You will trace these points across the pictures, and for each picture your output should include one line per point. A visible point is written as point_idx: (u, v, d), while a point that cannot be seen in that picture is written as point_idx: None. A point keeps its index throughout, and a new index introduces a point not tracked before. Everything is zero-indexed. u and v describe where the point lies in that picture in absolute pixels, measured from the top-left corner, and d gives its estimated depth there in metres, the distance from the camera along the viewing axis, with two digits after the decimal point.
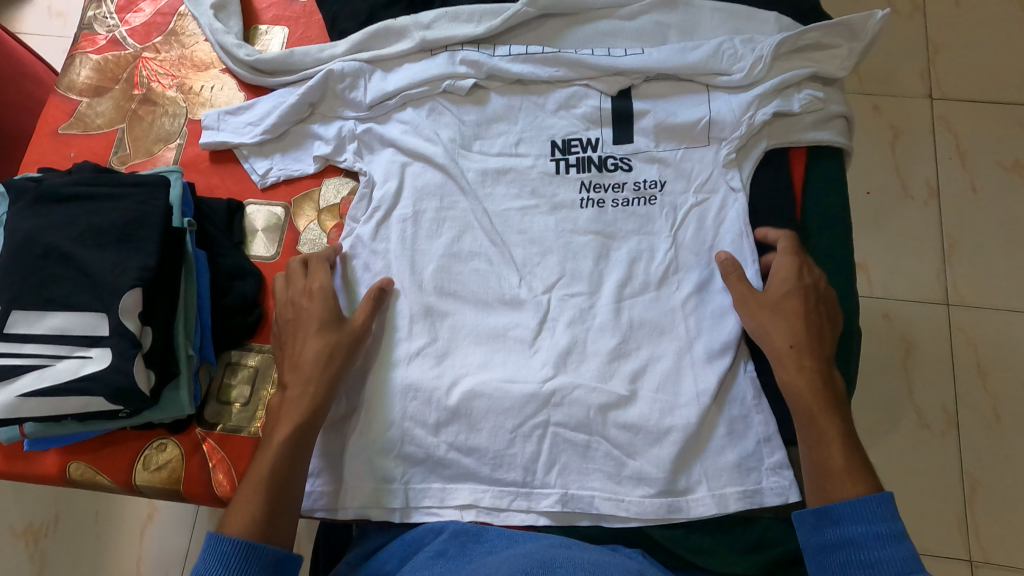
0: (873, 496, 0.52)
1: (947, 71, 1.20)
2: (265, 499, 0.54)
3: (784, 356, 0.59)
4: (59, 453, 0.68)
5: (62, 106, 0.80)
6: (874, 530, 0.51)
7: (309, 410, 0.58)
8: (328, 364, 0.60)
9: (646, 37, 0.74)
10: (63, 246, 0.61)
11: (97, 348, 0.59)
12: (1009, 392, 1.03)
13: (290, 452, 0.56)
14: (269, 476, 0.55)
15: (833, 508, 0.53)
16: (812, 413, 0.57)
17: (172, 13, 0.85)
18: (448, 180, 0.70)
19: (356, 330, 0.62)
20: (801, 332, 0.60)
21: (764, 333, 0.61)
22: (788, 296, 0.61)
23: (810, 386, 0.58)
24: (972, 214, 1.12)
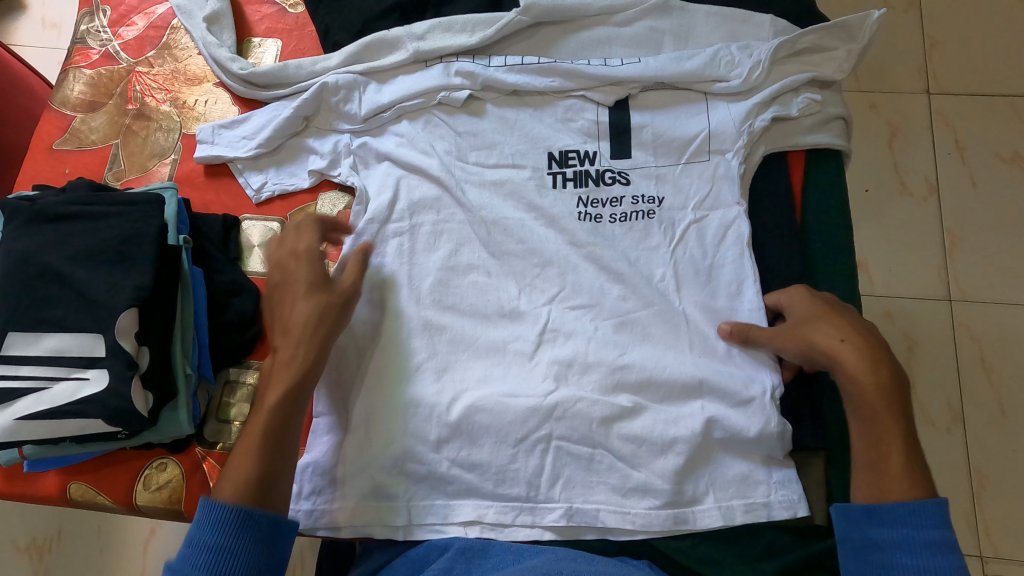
0: (928, 502, 0.52)
1: (944, 66, 1.19)
2: (260, 463, 0.54)
3: (836, 353, 0.57)
4: (59, 473, 0.67)
5: (56, 122, 0.80)
6: (928, 537, 0.51)
7: (298, 371, 0.57)
8: (315, 326, 0.59)
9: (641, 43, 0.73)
10: (58, 267, 0.60)
11: (93, 369, 0.58)
12: (1014, 387, 1.02)
13: (280, 415, 0.56)
14: (261, 440, 0.54)
15: (886, 509, 0.52)
16: (874, 409, 0.55)
17: (165, 26, 0.84)
18: (444, 194, 0.69)
19: (345, 289, 0.61)
20: (849, 329, 0.58)
21: (809, 340, 0.58)
22: (815, 311, 0.60)
23: (879, 387, 0.55)
24: (971, 209, 1.11)
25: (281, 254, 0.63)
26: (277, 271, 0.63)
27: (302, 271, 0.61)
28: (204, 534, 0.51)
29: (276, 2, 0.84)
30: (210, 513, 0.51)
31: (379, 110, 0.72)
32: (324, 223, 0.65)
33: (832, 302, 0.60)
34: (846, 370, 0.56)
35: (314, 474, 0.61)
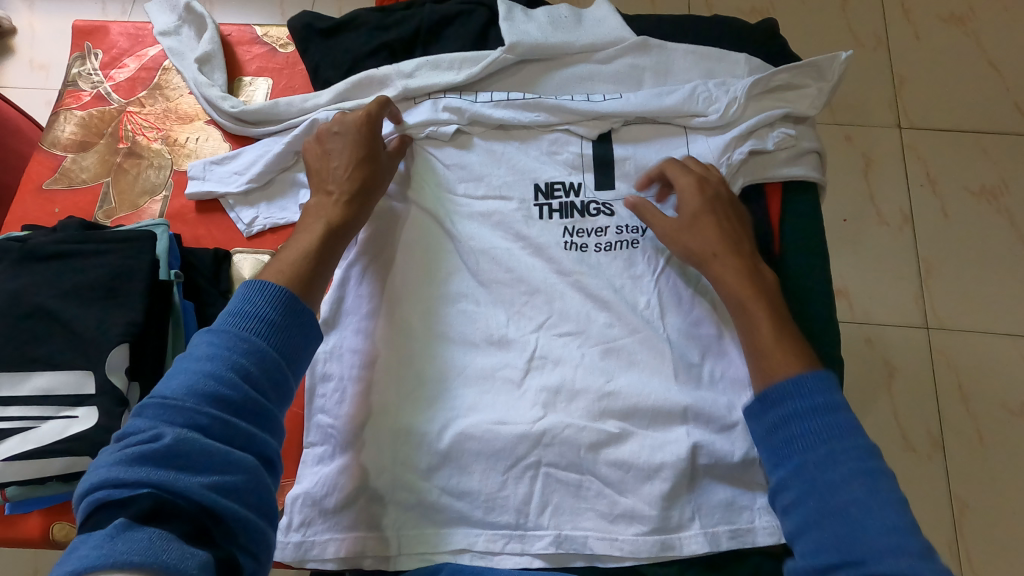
0: (806, 374, 0.56)
1: (914, 101, 1.24)
2: (309, 268, 0.58)
3: (710, 263, 0.64)
4: (41, 514, 0.66)
5: (46, 162, 0.81)
6: (809, 402, 0.55)
7: (348, 214, 0.64)
8: (369, 188, 0.66)
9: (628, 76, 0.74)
10: (49, 305, 0.61)
11: (83, 407, 0.58)
12: (990, 413, 1.05)
13: (330, 239, 0.61)
14: (312, 252, 0.60)
15: (774, 389, 0.57)
16: (739, 299, 0.62)
17: (157, 67, 0.86)
18: (435, 224, 0.71)
19: (390, 165, 0.69)
20: (718, 242, 0.65)
21: (688, 251, 0.65)
22: (700, 213, 0.66)
23: (744, 281, 0.63)
24: (944, 239, 1.14)
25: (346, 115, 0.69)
26: (338, 123, 0.68)
27: (363, 135, 0.67)
28: (258, 306, 0.52)
29: (267, 42, 0.87)
30: (262, 291, 0.53)
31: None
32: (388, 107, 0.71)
33: (718, 200, 0.67)
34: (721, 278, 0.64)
35: (301, 505, 0.61)
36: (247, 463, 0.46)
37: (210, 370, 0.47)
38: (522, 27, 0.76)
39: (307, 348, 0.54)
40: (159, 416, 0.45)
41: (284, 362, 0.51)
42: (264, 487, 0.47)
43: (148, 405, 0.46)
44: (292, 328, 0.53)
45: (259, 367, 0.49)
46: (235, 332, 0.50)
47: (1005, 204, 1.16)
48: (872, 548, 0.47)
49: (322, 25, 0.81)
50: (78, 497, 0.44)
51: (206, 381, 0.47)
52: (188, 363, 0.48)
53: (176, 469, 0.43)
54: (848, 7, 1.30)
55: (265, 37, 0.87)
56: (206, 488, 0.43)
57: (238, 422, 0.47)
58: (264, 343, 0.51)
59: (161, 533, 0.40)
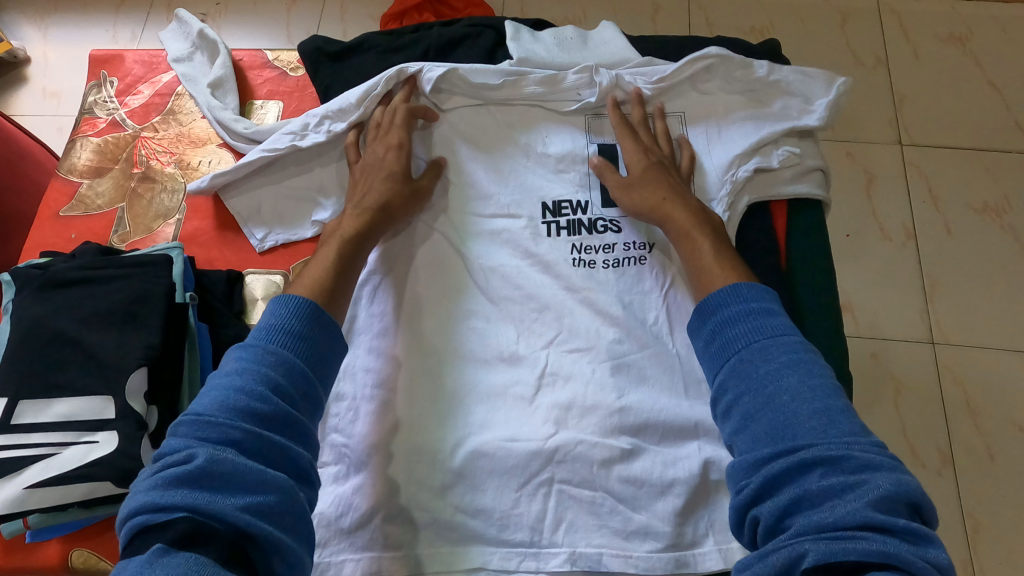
0: (739, 284, 0.58)
1: (914, 118, 1.25)
2: (330, 278, 0.61)
3: (656, 207, 0.67)
4: (60, 541, 0.66)
5: (62, 189, 0.82)
6: (744, 306, 0.56)
7: (363, 225, 0.66)
8: (386, 204, 0.68)
9: (639, 95, 0.75)
10: (68, 330, 0.62)
11: (103, 432, 0.59)
12: (998, 427, 1.05)
13: (350, 251, 0.64)
14: (333, 263, 0.62)
15: (710, 301, 0.58)
16: (683, 230, 0.65)
17: (170, 93, 0.88)
18: (444, 242, 0.72)
19: (420, 190, 0.71)
20: (665, 187, 0.68)
21: (638, 202, 0.69)
22: (646, 171, 0.69)
23: (689, 216, 0.66)
24: (948, 254, 1.15)
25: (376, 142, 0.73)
26: (371, 153, 0.72)
27: (390, 160, 0.70)
28: (281, 320, 0.54)
29: (278, 66, 0.88)
30: (289, 304, 0.55)
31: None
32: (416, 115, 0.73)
33: (660, 164, 0.70)
34: (670, 216, 0.66)
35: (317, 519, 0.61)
36: (281, 482, 0.46)
37: (243, 385, 0.48)
38: (529, 47, 0.78)
39: (331, 360, 0.55)
40: (195, 433, 0.46)
41: (312, 376, 0.53)
42: (299, 504, 0.47)
43: (181, 423, 0.47)
44: (319, 335, 0.55)
45: (289, 381, 0.50)
46: (264, 347, 0.51)
47: (1007, 221, 1.17)
48: (806, 432, 0.47)
49: (331, 49, 0.83)
50: (120, 523, 0.44)
51: (239, 396, 0.47)
52: (219, 380, 0.50)
53: (213, 490, 0.43)
54: (846, 27, 1.32)
55: (276, 61, 0.89)
56: (242, 509, 0.43)
57: (271, 434, 0.47)
58: (293, 356, 0.52)
59: (199, 558, 0.40)
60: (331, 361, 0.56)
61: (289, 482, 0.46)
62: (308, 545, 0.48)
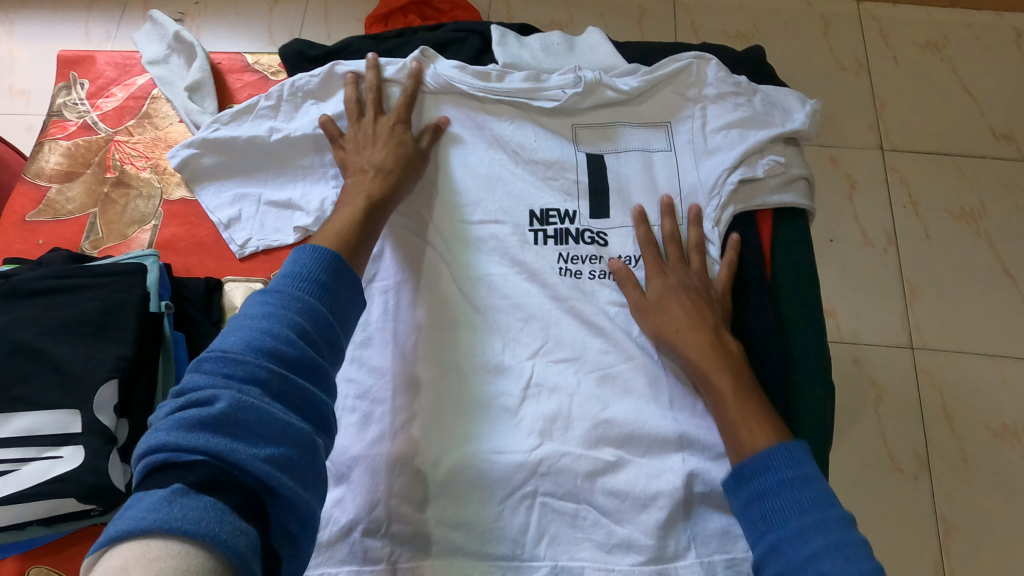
0: (772, 450, 0.54)
1: (896, 125, 1.26)
2: (352, 242, 0.59)
3: (675, 338, 0.64)
4: (16, 559, 0.65)
5: (30, 194, 0.80)
6: (778, 477, 0.52)
7: (385, 188, 0.66)
8: (400, 164, 0.68)
9: (670, 206, 0.71)
10: (34, 342, 0.60)
11: (68, 447, 0.57)
12: (974, 434, 1.05)
13: (369, 209, 0.63)
14: (358, 220, 0.62)
15: (744, 465, 0.55)
16: (704, 374, 0.61)
17: (145, 96, 0.86)
18: (430, 251, 0.71)
19: (422, 152, 0.72)
20: (684, 318, 0.64)
21: (658, 329, 0.65)
22: (665, 296, 0.66)
23: (712, 356, 0.62)
24: (928, 261, 1.16)
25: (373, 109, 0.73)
26: (365, 124, 0.71)
27: (395, 125, 0.71)
28: (304, 268, 0.51)
29: (258, 70, 0.87)
30: (312, 254, 0.53)
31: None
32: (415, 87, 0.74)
33: (682, 286, 0.66)
34: (689, 356, 0.63)
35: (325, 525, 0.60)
36: (302, 432, 0.43)
37: (268, 329, 0.45)
38: (515, 52, 0.78)
39: (350, 315, 0.53)
40: (218, 372, 0.43)
41: (334, 325, 0.50)
42: (315, 454, 0.44)
43: (203, 364, 0.44)
44: (340, 287, 0.52)
45: (313, 328, 0.48)
46: (288, 295, 0.49)
47: (983, 227, 1.18)
48: None
49: (313, 53, 0.81)
50: (135, 462, 0.41)
51: (265, 339, 0.45)
52: (243, 321, 0.46)
53: (237, 435, 0.40)
54: (829, 34, 1.32)
55: (256, 65, 0.88)
56: (264, 457, 0.40)
57: (294, 379, 0.44)
58: (315, 306, 0.49)
59: (218, 503, 0.36)
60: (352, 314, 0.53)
61: (309, 432, 0.44)
62: (320, 501, 0.45)
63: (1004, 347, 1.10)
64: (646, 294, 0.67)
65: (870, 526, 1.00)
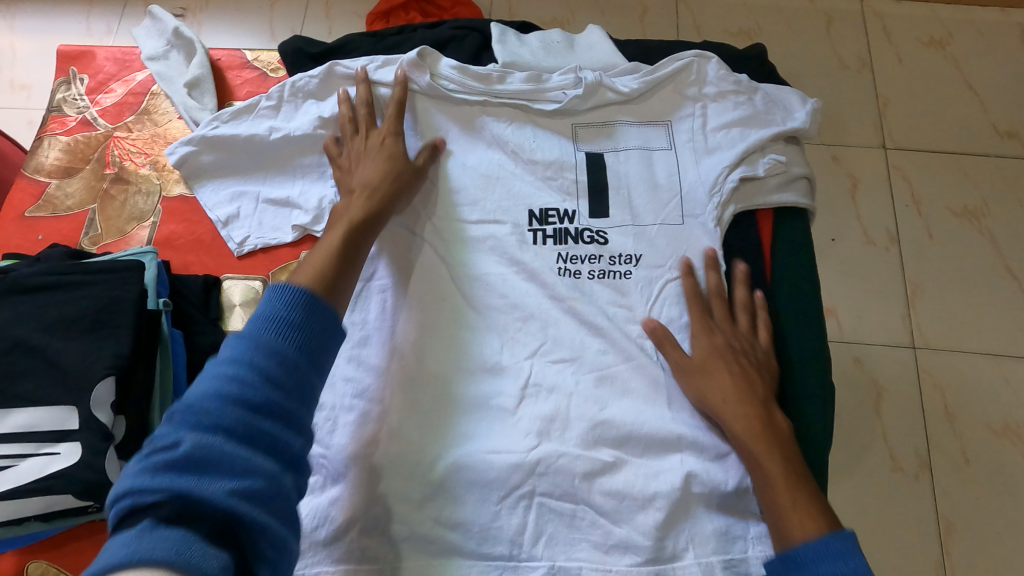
0: (829, 535, 0.50)
1: (898, 123, 1.25)
2: (335, 269, 0.57)
3: (722, 409, 0.61)
4: (15, 554, 0.65)
5: (29, 189, 0.80)
6: (830, 558, 0.49)
7: (369, 212, 0.64)
8: (388, 186, 0.67)
9: (715, 257, 0.68)
10: (32, 339, 0.60)
11: (65, 443, 0.57)
12: (977, 434, 1.05)
13: (354, 235, 0.61)
14: (340, 243, 0.60)
15: (796, 551, 0.51)
16: (753, 455, 0.58)
17: (144, 92, 0.86)
18: (428, 250, 0.71)
19: (415, 172, 0.71)
20: (731, 388, 0.62)
21: (702, 396, 0.62)
22: (710, 357, 0.64)
23: (759, 432, 0.59)
24: (931, 260, 1.15)
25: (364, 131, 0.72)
26: (359, 145, 0.71)
27: (384, 145, 0.70)
28: (274, 310, 0.50)
29: (258, 67, 0.87)
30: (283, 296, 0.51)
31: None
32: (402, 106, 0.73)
33: (727, 350, 0.64)
34: (733, 430, 0.60)
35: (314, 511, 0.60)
36: (270, 470, 0.42)
37: (235, 375, 0.44)
38: (515, 50, 0.78)
39: (329, 347, 0.51)
40: (185, 419, 0.42)
41: (306, 365, 0.48)
42: (284, 494, 0.43)
43: (170, 413, 0.43)
44: (317, 320, 0.51)
45: (284, 370, 0.46)
46: (257, 337, 0.47)
47: (987, 225, 1.17)
48: None
49: (312, 50, 0.80)
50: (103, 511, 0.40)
51: (232, 383, 0.44)
52: (211, 367, 0.45)
53: (202, 476, 0.39)
54: (831, 31, 1.32)
55: (256, 61, 0.87)
56: (234, 497, 0.39)
57: (262, 421, 0.43)
58: (285, 345, 0.47)
59: (187, 535, 0.36)
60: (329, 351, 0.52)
61: (278, 471, 0.43)
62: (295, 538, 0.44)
63: (1007, 346, 1.09)
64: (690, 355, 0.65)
65: (869, 528, 1.00)
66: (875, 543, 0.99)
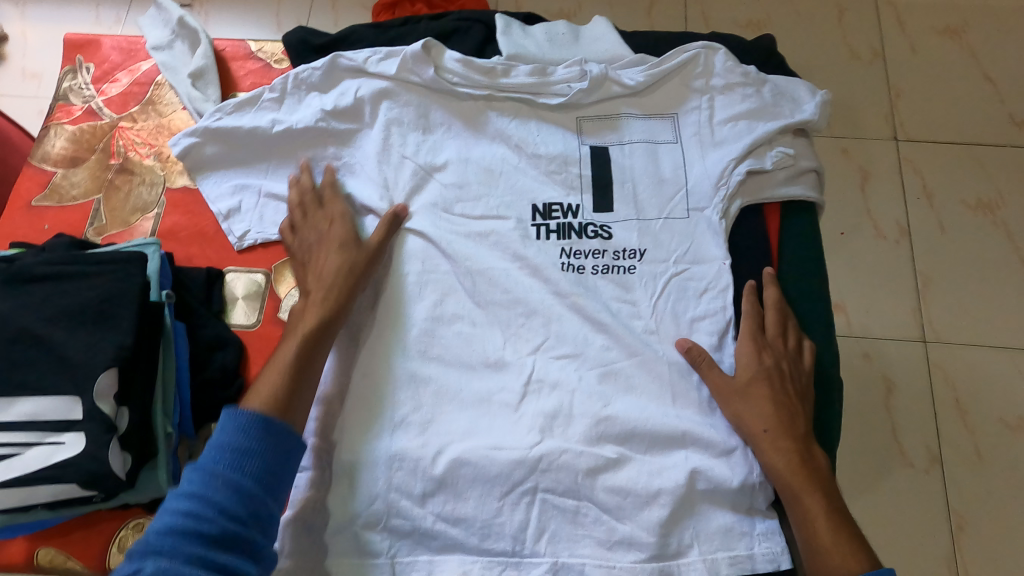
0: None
1: (910, 114, 1.24)
2: (286, 385, 0.58)
3: (762, 440, 0.60)
4: (25, 540, 0.65)
5: (35, 178, 0.80)
6: None
7: (326, 315, 0.64)
8: (345, 280, 0.66)
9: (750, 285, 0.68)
10: (36, 329, 0.60)
11: (70, 433, 0.57)
12: (990, 429, 1.04)
13: (307, 348, 0.61)
14: (291, 361, 0.60)
15: None
16: (794, 492, 0.58)
17: (149, 82, 0.86)
18: (430, 245, 0.70)
19: (373, 251, 0.68)
20: (774, 419, 0.61)
21: (739, 419, 0.62)
22: (755, 381, 0.63)
23: (800, 466, 0.59)
24: (943, 252, 1.14)
25: (316, 216, 0.71)
26: (314, 233, 0.70)
27: (335, 233, 0.69)
28: (228, 436, 0.53)
29: (262, 57, 0.86)
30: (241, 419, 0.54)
31: (385, 156, 0.73)
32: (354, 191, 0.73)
33: (771, 373, 0.63)
34: (769, 460, 0.60)
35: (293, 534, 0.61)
36: None
37: (190, 508, 0.48)
38: (519, 42, 0.77)
39: (287, 466, 0.55)
40: (142, 555, 0.46)
41: (263, 492, 0.52)
42: None
43: (133, 549, 0.47)
44: (274, 441, 0.54)
45: (239, 500, 0.50)
46: (213, 470, 0.51)
47: (1001, 217, 1.16)
48: None
49: (316, 41, 0.80)
50: None
51: (186, 518, 0.48)
52: (170, 502, 0.50)
53: None
54: (843, 21, 1.30)
55: (260, 52, 0.87)
56: None
57: (214, 552, 0.47)
58: (240, 476, 0.51)
59: None
60: (288, 471, 0.55)
61: None
62: None
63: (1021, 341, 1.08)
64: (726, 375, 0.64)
65: (879, 524, 0.99)
66: (884, 537, 0.98)
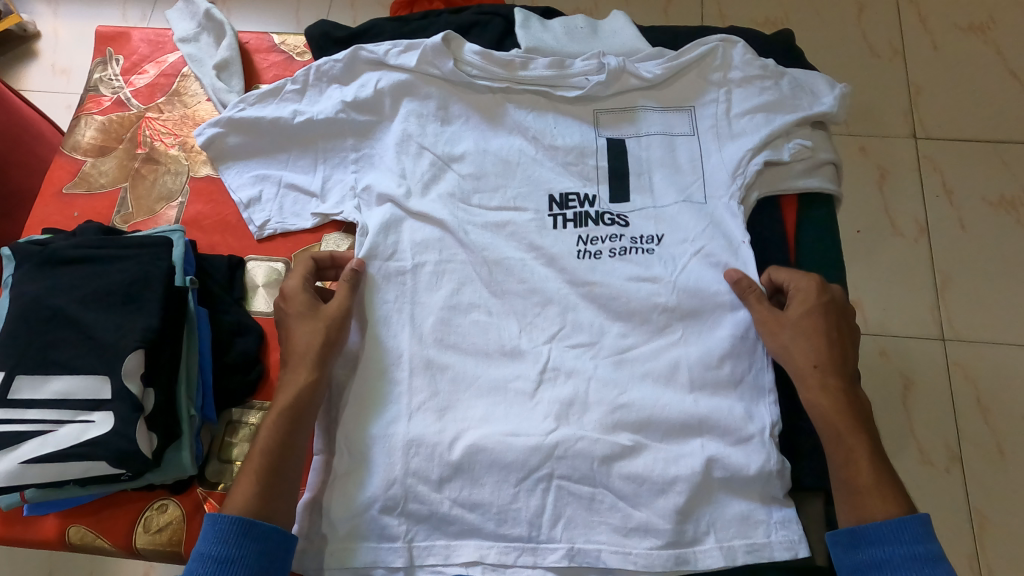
0: (907, 518, 0.54)
1: (931, 112, 1.23)
2: (258, 481, 0.57)
3: (811, 374, 0.61)
4: (57, 517, 0.68)
5: (66, 166, 0.82)
6: (910, 550, 0.52)
7: (295, 397, 0.61)
8: (309, 354, 0.63)
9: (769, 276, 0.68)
10: (67, 309, 0.61)
11: (100, 411, 0.58)
12: (1012, 426, 1.03)
13: (277, 437, 0.59)
14: (262, 459, 0.58)
15: (867, 529, 0.54)
16: (839, 430, 0.59)
17: (175, 74, 0.87)
18: (447, 235, 0.70)
19: (333, 315, 0.65)
20: (826, 355, 0.61)
21: (787, 353, 0.62)
22: (810, 314, 0.63)
23: (844, 408, 0.59)
24: (963, 250, 1.13)
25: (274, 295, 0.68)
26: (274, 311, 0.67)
27: (291, 309, 0.66)
28: (206, 546, 0.54)
29: (285, 50, 0.88)
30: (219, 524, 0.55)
31: (403, 147, 0.74)
32: (319, 261, 0.70)
33: (831, 306, 0.64)
34: (811, 391, 0.61)
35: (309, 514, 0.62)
36: None
37: None
38: (538, 35, 0.78)
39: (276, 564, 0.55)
40: None
41: None
42: None
43: None
44: (255, 542, 0.54)
45: None
46: None
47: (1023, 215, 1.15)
48: None
49: (338, 34, 0.81)
50: None
51: None
52: None
53: None
54: (863, 17, 1.30)
55: (283, 45, 0.88)
56: None
57: None
58: None
59: None
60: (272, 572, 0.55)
61: None
62: None
63: None
64: (776, 311, 0.64)
65: None
66: None
